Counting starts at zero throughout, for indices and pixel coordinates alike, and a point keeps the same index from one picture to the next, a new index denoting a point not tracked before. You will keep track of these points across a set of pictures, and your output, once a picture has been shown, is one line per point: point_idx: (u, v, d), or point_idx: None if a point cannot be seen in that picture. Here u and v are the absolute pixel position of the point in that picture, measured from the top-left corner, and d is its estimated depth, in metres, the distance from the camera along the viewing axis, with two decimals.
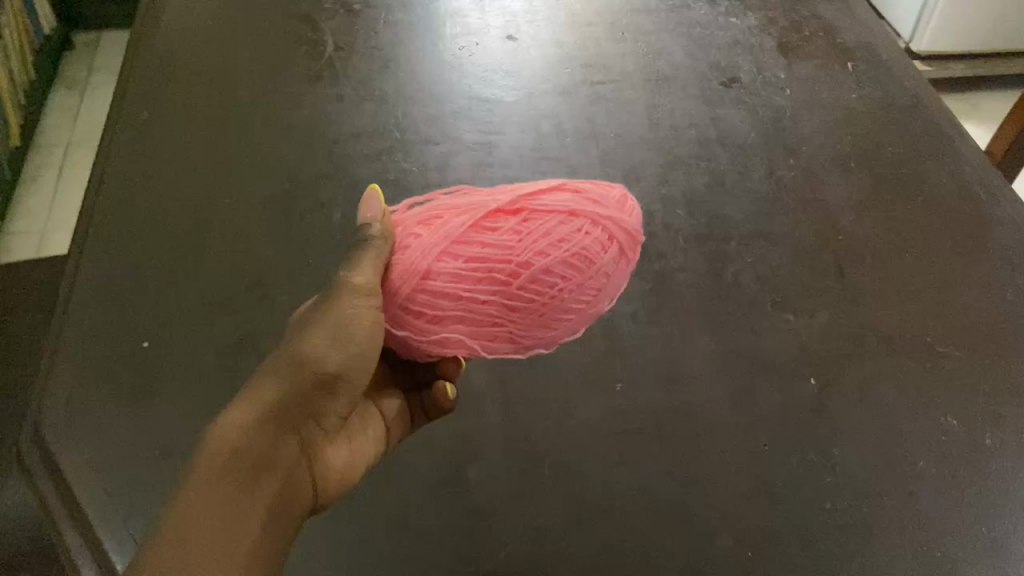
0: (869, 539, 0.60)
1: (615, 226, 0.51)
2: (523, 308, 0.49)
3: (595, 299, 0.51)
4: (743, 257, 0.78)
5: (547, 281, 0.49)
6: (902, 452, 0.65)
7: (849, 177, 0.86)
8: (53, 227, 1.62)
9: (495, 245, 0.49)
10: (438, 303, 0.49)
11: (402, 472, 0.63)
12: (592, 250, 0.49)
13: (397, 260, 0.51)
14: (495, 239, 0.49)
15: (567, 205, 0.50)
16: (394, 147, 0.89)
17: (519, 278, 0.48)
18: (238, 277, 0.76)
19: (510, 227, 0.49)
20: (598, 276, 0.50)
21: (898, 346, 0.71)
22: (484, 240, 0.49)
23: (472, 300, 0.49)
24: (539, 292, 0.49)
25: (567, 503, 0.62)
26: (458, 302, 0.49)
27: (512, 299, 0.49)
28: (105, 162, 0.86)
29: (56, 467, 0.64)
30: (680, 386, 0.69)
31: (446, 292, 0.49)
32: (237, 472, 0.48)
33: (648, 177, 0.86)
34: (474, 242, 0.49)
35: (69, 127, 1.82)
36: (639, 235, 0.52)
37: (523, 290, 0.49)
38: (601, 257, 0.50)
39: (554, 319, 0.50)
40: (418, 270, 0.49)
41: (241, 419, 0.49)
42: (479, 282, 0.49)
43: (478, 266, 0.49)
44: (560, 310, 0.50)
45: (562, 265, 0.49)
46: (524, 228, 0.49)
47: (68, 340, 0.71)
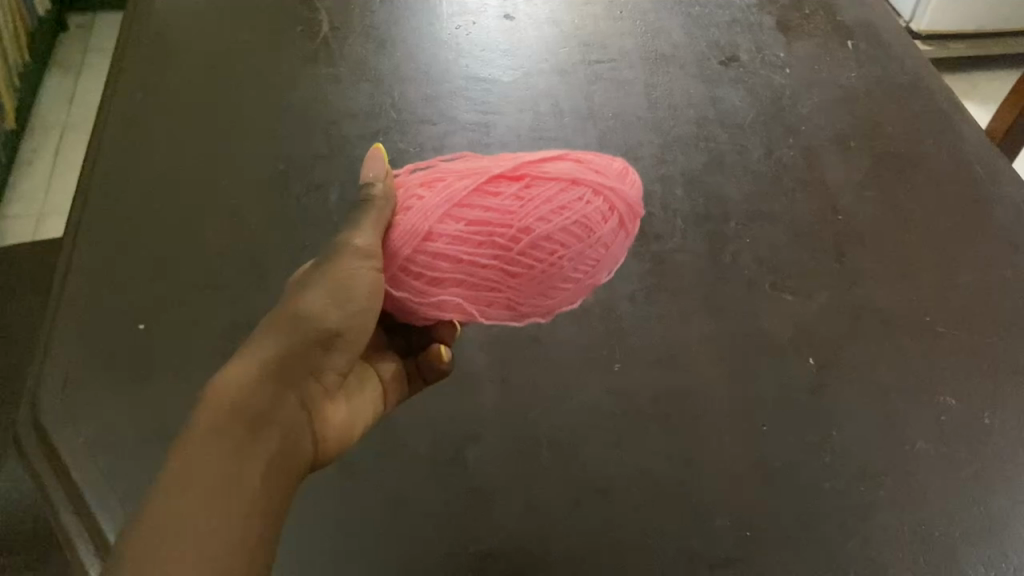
0: (868, 518, 0.60)
1: (617, 197, 0.51)
2: (522, 275, 0.49)
3: (593, 270, 0.51)
4: (742, 238, 0.78)
5: (548, 248, 0.49)
6: (901, 432, 0.65)
7: (848, 156, 0.85)
8: (52, 209, 1.62)
9: (498, 210, 0.49)
10: (439, 265, 0.49)
11: (399, 451, 0.63)
12: (594, 220, 0.49)
13: (400, 220, 0.51)
14: (498, 204, 0.49)
15: (571, 174, 0.50)
16: (390, 127, 0.88)
17: (520, 243, 0.48)
18: (235, 259, 0.76)
19: (511, 193, 0.49)
20: (597, 246, 0.50)
21: (897, 327, 0.71)
22: (487, 204, 0.49)
23: (472, 263, 0.49)
24: (538, 258, 0.49)
25: (567, 485, 0.62)
26: (458, 265, 0.49)
27: (511, 265, 0.49)
28: (99, 143, 0.85)
29: (53, 451, 0.64)
30: (678, 367, 0.68)
31: (448, 255, 0.49)
32: (237, 423, 0.46)
33: (647, 157, 0.86)
34: (477, 205, 0.49)
35: (65, 110, 1.81)
36: (640, 209, 0.52)
37: (523, 256, 0.49)
38: (601, 227, 0.50)
39: (552, 288, 0.50)
40: (420, 232, 0.50)
41: (242, 373, 0.48)
42: (480, 246, 0.49)
43: (480, 229, 0.49)
44: (559, 279, 0.50)
45: (563, 232, 0.49)
46: (527, 195, 0.49)
47: (64, 323, 0.71)
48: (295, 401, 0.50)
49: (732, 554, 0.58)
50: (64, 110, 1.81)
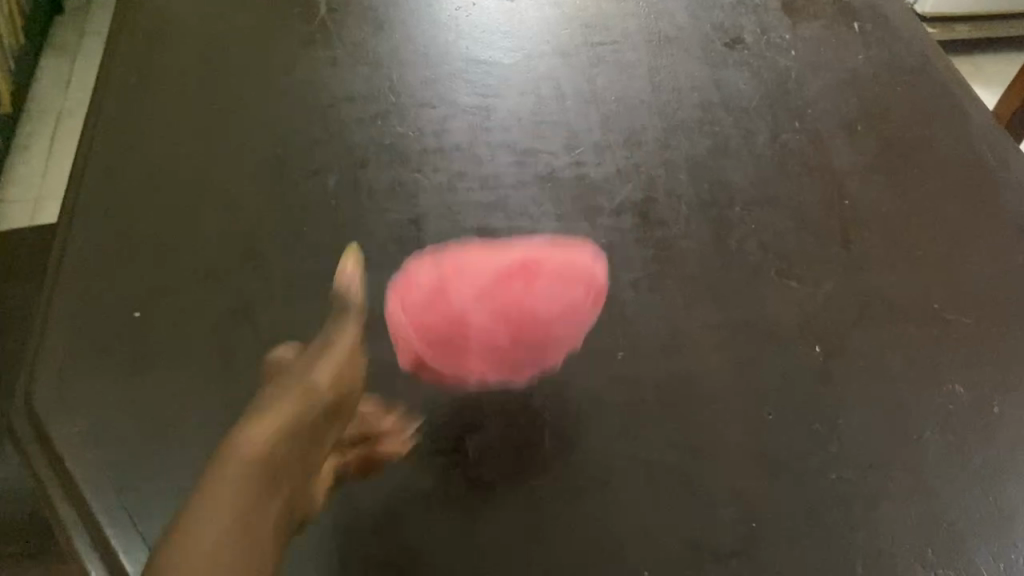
0: (875, 509, 0.59)
1: (590, 282, 0.65)
2: (531, 342, 0.62)
3: (568, 307, 0.53)
4: (747, 224, 0.77)
5: (549, 320, 0.62)
6: (908, 421, 0.64)
7: (854, 141, 0.84)
8: (48, 194, 1.61)
9: (509, 291, 0.62)
10: (470, 333, 0.61)
11: (398, 441, 0.62)
12: (578, 298, 0.64)
13: (431, 315, 0.62)
14: (509, 287, 0.62)
15: None
16: (389, 110, 0.87)
17: (529, 315, 0.61)
18: (232, 245, 0.75)
19: (519, 281, 0.62)
20: None
21: (904, 314, 0.70)
22: (502, 287, 0.62)
23: (495, 337, 0.61)
24: (541, 329, 0.62)
25: (569, 475, 0.61)
26: (485, 336, 0.61)
27: (524, 338, 0.62)
28: (93, 126, 0.84)
29: (48, 439, 0.63)
30: (682, 355, 0.67)
31: (478, 327, 0.61)
32: (260, 480, 0.50)
33: (650, 141, 0.84)
34: (493, 285, 0.62)
35: (61, 93, 1.79)
36: (604, 284, 0.67)
37: (531, 327, 0.62)
38: (568, 270, 0.51)
39: (552, 348, 0.64)
40: (456, 307, 0.61)
41: (261, 434, 0.51)
42: (501, 322, 0.61)
43: (499, 307, 0.61)
44: (555, 339, 0.63)
45: (558, 308, 0.63)
46: (529, 281, 0.62)
47: (58, 310, 0.70)
48: (304, 464, 0.54)
49: (737, 546, 0.58)
50: (60, 93, 1.79)
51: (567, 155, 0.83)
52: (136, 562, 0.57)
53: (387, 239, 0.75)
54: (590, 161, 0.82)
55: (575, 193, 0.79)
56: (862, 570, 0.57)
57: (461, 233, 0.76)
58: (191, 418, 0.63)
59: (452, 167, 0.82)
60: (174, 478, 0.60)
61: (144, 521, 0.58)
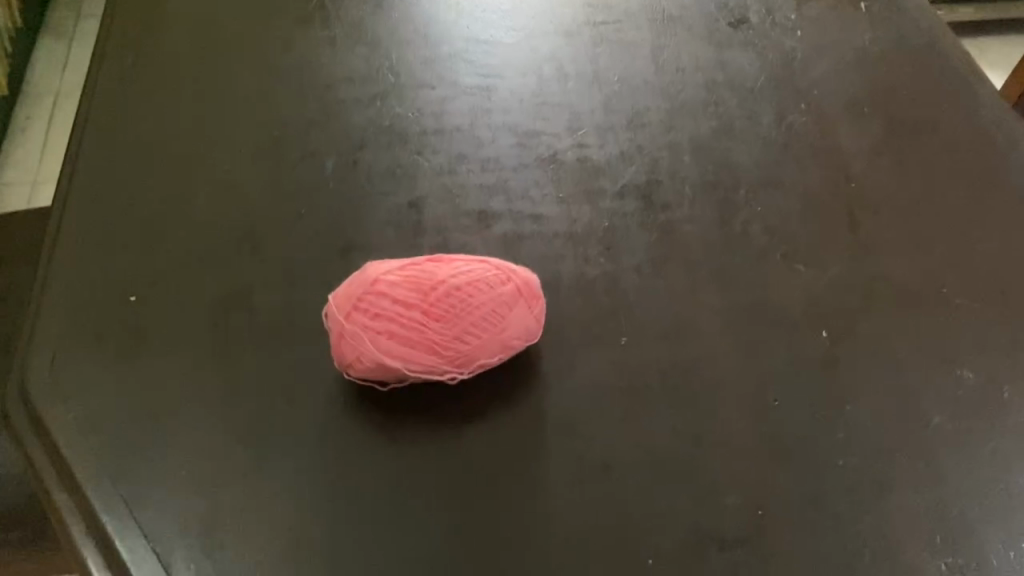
0: (884, 497, 0.58)
1: (515, 275, 0.60)
2: (442, 317, 0.57)
3: (498, 326, 0.59)
4: (752, 207, 0.75)
5: (459, 296, 0.58)
6: (916, 406, 0.63)
7: (861, 122, 0.83)
8: (45, 177, 1.59)
9: (424, 271, 0.58)
10: (378, 304, 0.57)
11: (399, 429, 0.61)
12: (495, 283, 0.59)
13: (348, 291, 0.59)
14: (426, 268, 0.59)
15: (480, 258, 0.61)
16: (388, 91, 0.86)
17: (437, 290, 0.57)
18: (229, 228, 0.74)
19: (435, 265, 0.59)
20: (499, 303, 0.59)
21: (912, 298, 0.69)
22: (418, 268, 0.59)
23: (400, 306, 0.57)
24: (452, 304, 0.57)
25: (572, 461, 0.60)
26: (392, 305, 0.57)
27: (432, 309, 0.57)
28: (88, 106, 0.83)
29: (42, 425, 0.62)
30: (686, 340, 0.66)
31: (386, 296, 0.57)
32: None
33: (654, 122, 0.83)
34: (409, 268, 0.59)
35: (58, 76, 1.77)
36: (537, 293, 0.62)
37: (442, 301, 0.57)
38: (501, 288, 0.59)
39: (465, 331, 0.58)
40: (369, 280, 0.58)
41: None
42: (409, 292, 0.57)
43: (411, 282, 0.58)
44: (471, 322, 0.58)
45: (471, 287, 0.58)
46: (447, 265, 0.59)
47: (53, 294, 0.69)
48: None
49: (743, 533, 0.57)
50: (57, 76, 1.77)
51: (570, 137, 0.82)
52: (134, 551, 0.55)
53: (386, 222, 0.74)
54: (593, 144, 0.81)
55: (577, 175, 0.78)
56: (871, 557, 0.56)
57: (461, 216, 0.75)
58: (189, 405, 0.62)
59: (453, 149, 0.80)
60: (174, 466, 0.59)
61: (143, 510, 0.57)
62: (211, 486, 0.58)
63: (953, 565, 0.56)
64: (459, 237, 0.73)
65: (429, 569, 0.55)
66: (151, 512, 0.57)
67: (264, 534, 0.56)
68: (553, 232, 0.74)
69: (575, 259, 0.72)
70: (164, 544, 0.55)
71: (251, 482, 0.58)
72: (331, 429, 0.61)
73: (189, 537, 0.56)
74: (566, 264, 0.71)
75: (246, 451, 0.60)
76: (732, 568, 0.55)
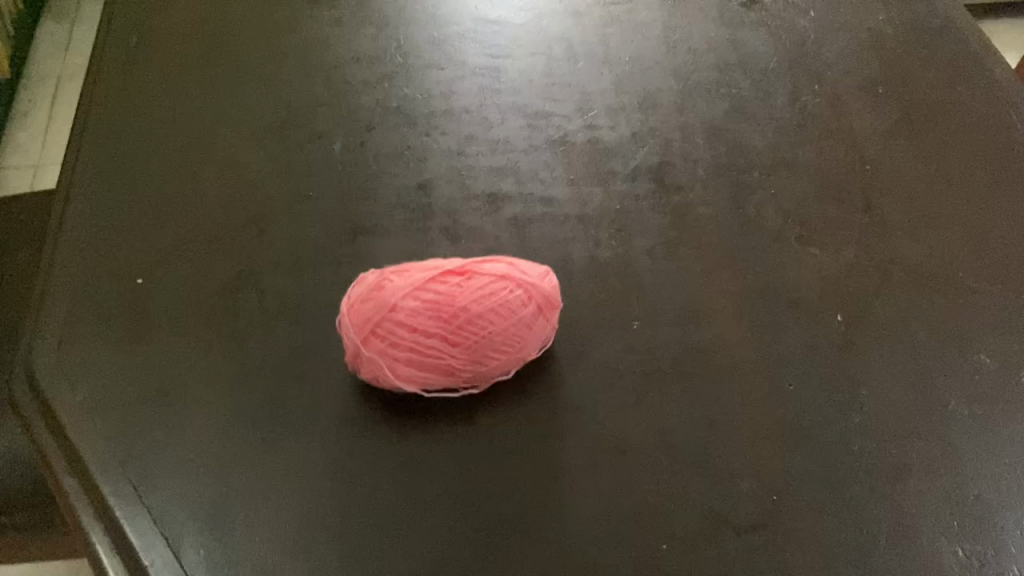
0: (900, 482, 0.58)
1: (536, 290, 0.58)
2: (462, 344, 0.56)
3: (518, 346, 0.58)
4: (766, 189, 0.74)
5: (480, 324, 0.56)
6: (932, 391, 0.62)
7: (876, 103, 0.81)
8: (49, 160, 1.59)
9: (444, 292, 0.56)
10: (397, 332, 0.56)
11: (409, 413, 0.60)
12: (516, 306, 0.57)
13: (364, 308, 0.56)
14: (446, 288, 0.56)
15: (503, 270, 0.57)
16: (396, 72, 0.85)
17: (457, 319, 0.55)
18: (236, 211, 0.73)
19: (456, 282, 0.56)
20: (519, 325, 0.57)
21: (928, 282, 0.68)
22: (438, 287, 0.56)
23: (419, 334, 0.56)
24: (472, 333, 0.56)
25: (584, 446, 0.59)
26: (410, 334, 0.56)
27: (452, 338, 0.56)
28: (93, 88, 0.82)
29: (49, 408, 0.61)
30: (700, 323, 0.66)
31: (404, 324, 0.55)
32: None
33: (666, 104, 0.82)
34: (429, 287, 0.56)
35: (61, 59, 1.76)
36: (556, 300, 0.60)
37: (461, 330, 0.55)
38: (521, 311, 0.57)
39: (484, 356, 0.57)
40: (386, 303, 0.55)
41: None
42: (429, 321, 0.55)
43: (431, 307, 0.55)
44: (490, 347, 0.57)
45: (492, 313, 0.56)
46: (468, 284, 0.56)
47: (59, 276, 0.68)
48: None
49: (758, 518, 0.56)
50: (60, 58, 1.76)
51: (580, 118, 0.81)
52: (142, 534, 0.54)
53: (395, 204, 0.73)
54: (604, 125, 0.80)
55: (588, 157, 0.77)
56: (887, 543, 0.55)
57: (471, 199, 0.74)
58: (197, 388, 0.62)
59: (462, 130, 0.79)
60: (182, 449, 0.58)
61: (152, 494, 0.56)
62: (220, 470, 0.57)
63: (971, 551, 0.55)
64: (469, 219, 0.73)
65: (440, 555, 0.54)
66: (159, 496, 0.56)
67: (274, 518, 0.55)
68: (564, 215, 0.73)
69: (586, 243, 0.71)
70: (173, 529, 0.55)
71: (260, 466, 0.58)
72: (341, 413, 0.60)
73: (198, 521, 0.55)
74: (577, 248, 0.71)
75: (254, 435, 0.59)
76: (746, 554, 0.54)
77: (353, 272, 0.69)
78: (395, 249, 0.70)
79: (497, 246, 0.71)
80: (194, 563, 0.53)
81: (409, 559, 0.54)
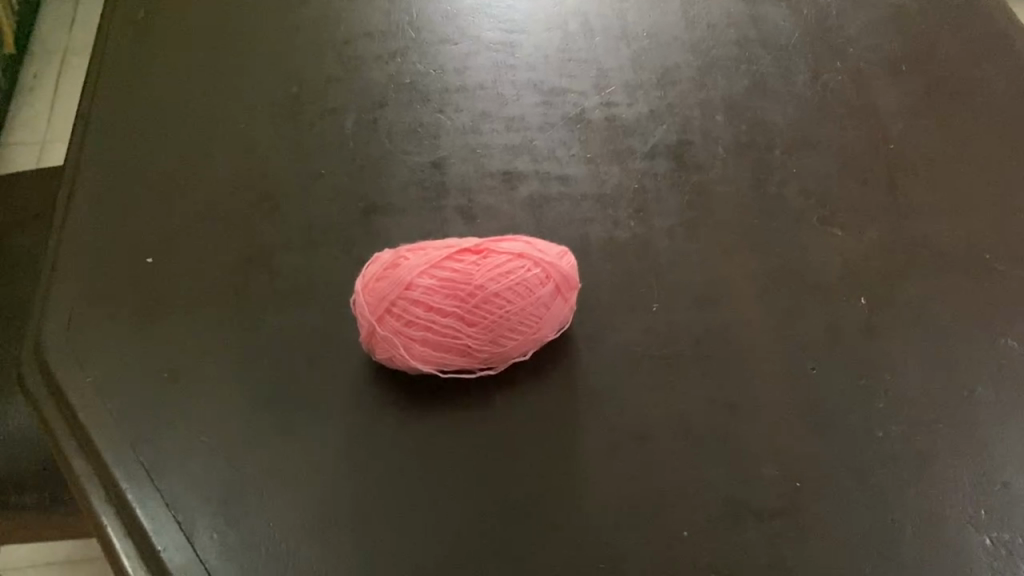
0: (925, 469, 0.56)
1: (555, 269, 0.57)
2: (478, 324, 0.55)
3: (535, 326, 0.57)
4: (787, 168, 0.73)
5: (497, 303, 0.54)
6: (958, 376, 0.61)
7: (900, 80, 0.79)
8: (55, 136, 1.57)
9: (460, 270, 0.54)
10: (412, 311, 0.54)
11: (425, 395, 0.59)
12: (534, 285, 0.56)
13: (378, 287, 0.55)
14: (462, 266, 0.54)
15: (520, 248, 0.56)
16: (408, 47, 0.83)
17: (474, 298, 0.54)
18: (247, 188, 0.71)
19: (472, 261, 0.55)
20: (537, 305, 0.56)
21: (954, 264, 0.67)
22: (454, 266, 0.54)
23: (435, 313, 0.54)
24: (489, 312, 0.54)
25: (602, 431, 0.58)
26: (426, 313, 0.54)
27: (468, 317, 0.54)
28: (101, 64, 0.80)
29: (59, 389, 0.60)
30: (720, 306, 0.64)
31: (420, 303, 0.54)
32: None
33: (685, 81, 0.80)
34: (445, 264, 0.54)
35: (66, 33, 1.74)
36: (575, 281, 0.59)
37: (478, 309, 0.54)
38: (539, 290, 0.56)
39: (501, 336, 0.56)
40: (401, 282, 0.54)
41: None
42: (445, 300, 0.54)
43: (446, 286, 0.54)
44: (507, 327, 0.56)
45: (509, 292, 0.55)
46: (485, 262, 0.55)
47: (68, 255, 0.67)
48: None
49: (780, 505, 0.55)
50: (65, 33, 1.74)
51: (597, 95, 0.79)
52: (155, 518, 0.54)
53: (409, 182, 0.72)
54: (621, 102, 0.78)
55: (605, 135, 0.76)
56: (912, 531, 0.54)
57: (486, 177, 0.73)
58: (209, 369, 0.61)
59: (476, 107, 0.78)
60: (194, 432, 0.57)
61: (164, 477, 0.55)
62: (233, 453, 0.56)
63: (998, 539, 0.54)
64: (484, 198, 0.71)
65: (457, 540, 0.53)
66: (172, 479, 0.55)
67: (288, 502, 0.54)
68: (582, 194, 0.71)
69: (604, 223, 0.69)
70: (186, 512, 0.54)
71: (273, 449, 0.57)
72: (355, 395, 0.59)
73: (211, 505, 0.54)
74: (594, 228, 0.69)
75: (268, 417, 0.58)
76: (769, 541, 0.53)
77: (367, 252, 0.67)
78: (410, 228, 0.69)
79: (513, 226, 0.69)
80: (208, 548, 0.52)
81: (426, 545, 0.53)
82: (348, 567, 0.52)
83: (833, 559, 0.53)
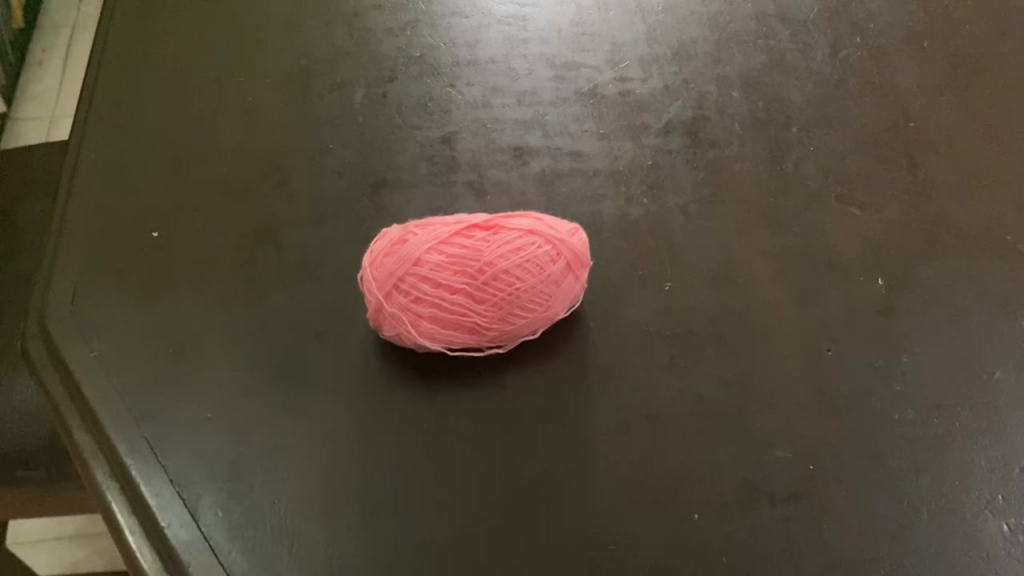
0: (942, 453, 0.55)
1: (566, 246, 0.55)
2: (487, 302, 0.54)
3: (546, 304, 0.56)
4: (805, 145, 0.71)
5: (506, 281, 0.53)
6: (978, 359, 0.59)
7: (921, 56, 0.77)
8: (64, 111, 1.56)
9: (470, 247, 0.53)
10: (420, 288, 0.53)
11: (434, 372, 0.58)
12: (545, 263, 0.54)
13: (386, 263, 0.54)
14: (472, 242, 0.53)
15: (531, 225, 0.54)
16: (419, 20, 0.81)
17: (483, 274, 0.53)
18: (254, 162, 0.70)
19: (482, 237, 0.53)
20: (547, 283, 0.55)
21: (974, 245, 0.65)
22: (463, 242, 0.53)
23: (444, 290, 0.53)
24: (499, 290, 0.53)
25: (613, 411, 0.57)
26: (434, 290, 0.53)
27: (477, 294, 0.53)
28: (106, 36, 0.79)
29: (63, 364, 0.59)
30: (734, 285, 0.63)
31: (428, 280, 0.53)
32: None
33: (701, 55, 0.78)
34: (454, 241, 0.53)
35: (74, 7, 1.72)
36: (587, 259, 0.57)
37: (488, 286, 0.53)
38: (550, 268, 0.55)
39: (511, 313, 0.55)
40: (409, 258, 0.53)
41: None
42: (454, 276, 0.53)
43: (455, 262, 0.53)
44: (516, 305, 0.54)
45: (520, 270, 0.53)
46: (494, 238, 0.53)
47: (72, 228, 0.66)
48: None
49: (793, 488, 0.54)
50: (74, 7, 1.72)
51: (611, 70, 0.77)
52: (160, 494, 0.53)
53: (418, 157, 0.71)
54: (636, 77, 0.77)
55: (619, 110, 0.74)
56: (928, 516, 0.53)
57: (497, 152, 0.71)
58: (214, 344, 0.60)
59: (487, 81, 0.76)
60: (199, 408, 0.57)
61: (169, 453, 0.55)
62: (238, 430, 0.56)
63: (1016, 525, 0.52)
64: (494, 173, 0.70)
65: (464, 520, 0.52)
66: (176, 456, 0.55)
67: (294, 480, 0.54)
68: (594, 170, 0.70)
69: (617, 200, 0.68)
70: (190, 490, 0.53)
71: (280, 426, 0.56)
72: (361, 372, 0.58)
73: (216, 482, 0.53)
74: (607, 205, 0.68)
75: (274, 393, 0.57)
76: (782, 524, 0.52)
77: (374, 228, 0.66)
78: (418, 204, 0.68)
79: (524, 202, 0.68)
80: (212, 526, 0.52)
81: (432, 524, 0.52)
82: (355, 545, 0.51)
83: (847, 544, 0.52)
